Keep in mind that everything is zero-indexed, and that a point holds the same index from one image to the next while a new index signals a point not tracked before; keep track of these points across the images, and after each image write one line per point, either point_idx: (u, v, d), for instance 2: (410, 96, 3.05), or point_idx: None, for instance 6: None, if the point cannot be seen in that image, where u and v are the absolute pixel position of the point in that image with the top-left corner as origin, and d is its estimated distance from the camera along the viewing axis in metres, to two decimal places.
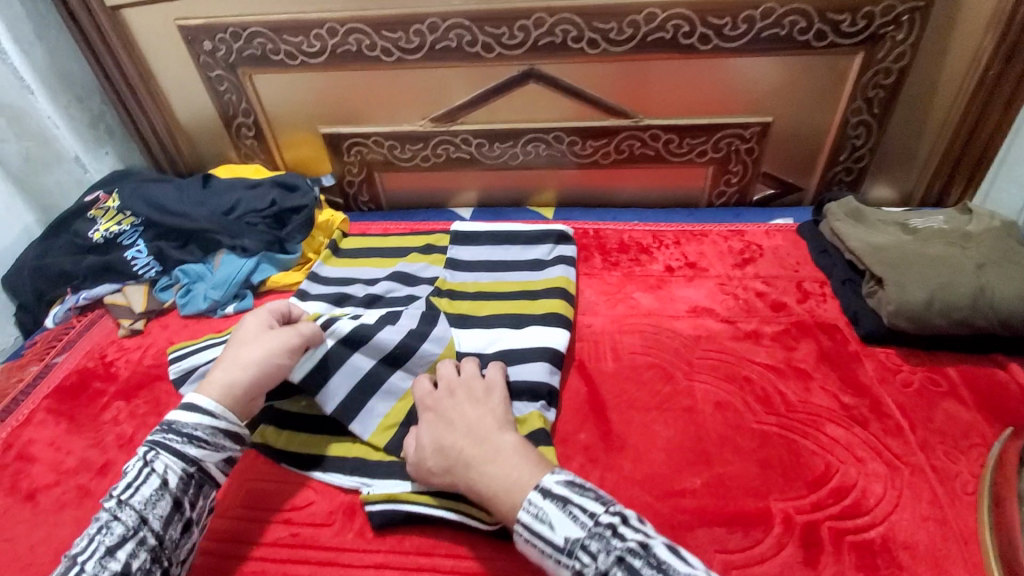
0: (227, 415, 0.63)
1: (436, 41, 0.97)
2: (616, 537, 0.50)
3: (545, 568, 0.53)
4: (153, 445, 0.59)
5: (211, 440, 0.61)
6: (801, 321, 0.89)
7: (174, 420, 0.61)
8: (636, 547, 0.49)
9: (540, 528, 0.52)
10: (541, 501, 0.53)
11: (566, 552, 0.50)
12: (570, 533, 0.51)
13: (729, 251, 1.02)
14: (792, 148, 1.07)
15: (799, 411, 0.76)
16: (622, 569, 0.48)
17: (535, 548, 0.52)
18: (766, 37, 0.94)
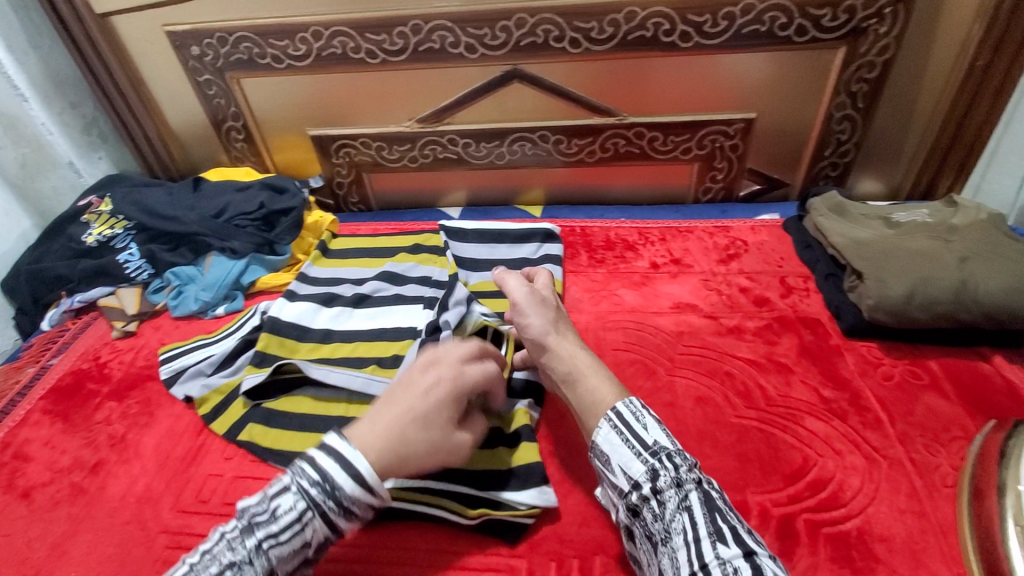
0: (381, 492, 0.52)
1: (419, 43, 0.98)
2: (700, 471, 0.56)
3: (610, 457, 0.58)
4: (312, 504, 0.50)
5: (360, 514, 0.53)
6: (784, 316, 0.90)
7: (332, 481, 0.51)
8: (713, 488, 0.55)
9: (634, 424, 0.59)
10: (642, 407, 0.60)
11: (651, 452, 0.56)
12: (661, 440, 0.57)
13: (714, 247, 1.03)
14: (777, 143, 1.08)
15: (779, 405, 0.77)
16: (698, 490, 0.54)
17: (619, 437, 0.58)
18: (747, 33, 0.94)
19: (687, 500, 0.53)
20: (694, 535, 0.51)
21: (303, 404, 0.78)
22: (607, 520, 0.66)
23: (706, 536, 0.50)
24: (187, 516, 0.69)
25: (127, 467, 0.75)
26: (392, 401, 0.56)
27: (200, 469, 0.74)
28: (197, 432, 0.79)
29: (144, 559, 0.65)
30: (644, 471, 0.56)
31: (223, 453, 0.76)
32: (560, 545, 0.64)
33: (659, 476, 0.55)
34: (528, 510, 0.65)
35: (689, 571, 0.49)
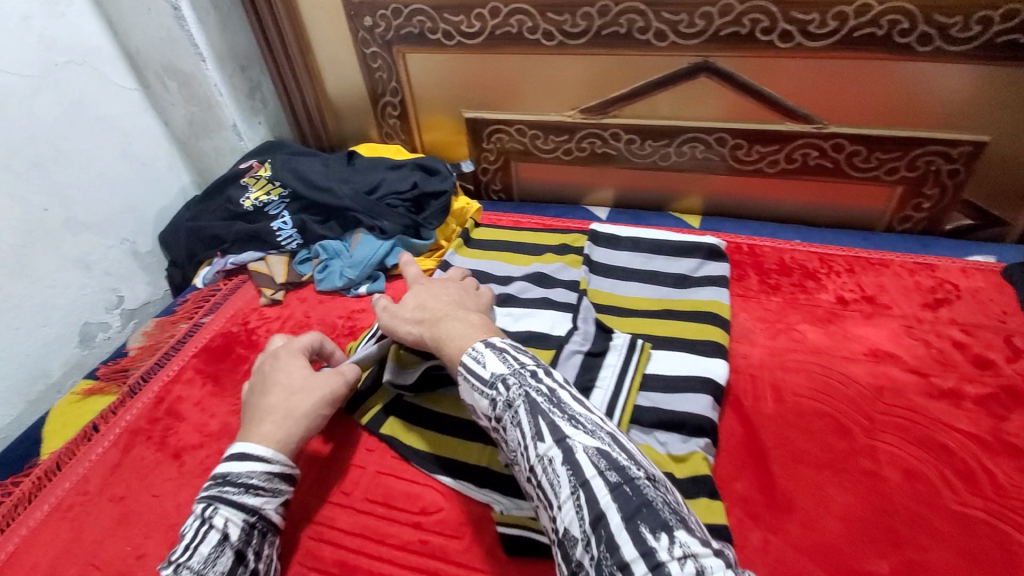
0: (282, 459, 0.58)
1: (603, 26, 0.89)
2: (534, 376, 0.51)
3: (466, 401, 0.54)
4: (208, 500, 0.54)
5: (269, 486, 0.57)
6: (1014, 386, 0.74)
7: (226, 473, 0.56)
8: (545, 388, 0.50)
9: (473, 366, 0.53)
10: (481, 348, 0.54)
11: (489, 384, 0.51)
12: (496, 370, 0.52)
13: (916, 287, 0.87)
14: (1011, 175, 0.89)
15: (1014, 498, 0.63)
16: (524, 398, 0.49)
17: (464, 384, 0.53)
18: (1003, 44, 0.78)
19: (517, 417, 0.49)
20: (526, 448, 0.48)
21: (450, 404, 0.73)
22: None
23: (530, 442, 0.48)
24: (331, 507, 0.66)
25: None
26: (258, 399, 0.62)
27: (343, 458, 0.71)
28: (341, 416, 0.76)
29: (287, 547, 0.63)
30: (490, 406, 0.51)
31: (366, 444, 0.73)
32: None
33: (496, 404, 0.51)
34: None
35: (531, 478, 0.48)
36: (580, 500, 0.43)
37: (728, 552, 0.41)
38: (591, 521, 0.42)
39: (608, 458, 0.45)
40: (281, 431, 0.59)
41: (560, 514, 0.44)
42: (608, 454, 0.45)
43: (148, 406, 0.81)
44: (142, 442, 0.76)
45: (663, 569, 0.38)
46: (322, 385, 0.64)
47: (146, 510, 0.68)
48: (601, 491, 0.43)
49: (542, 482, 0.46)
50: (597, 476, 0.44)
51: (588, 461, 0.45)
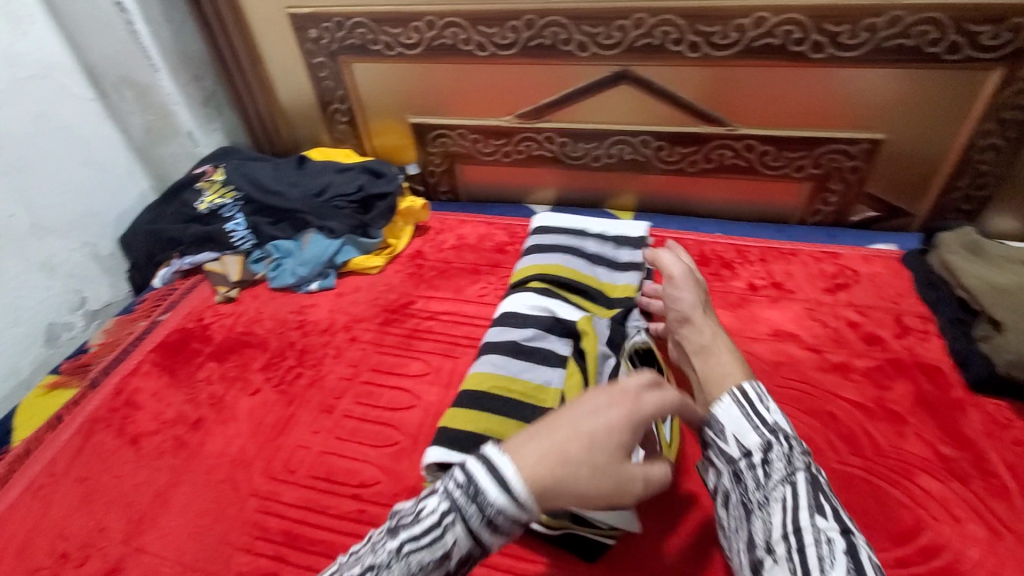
0: (532, 508, 0.44)
1: (530, 38, 0.97)
2: (806, 455, 0.56)
3: (724, 427, 0.59)
4: (453, 506, 0.46)
5: (506, 527, 0.45)
6: (898, 359, 0.81)
7: (476, 485, 0.45)
8: (820, 472, 0.55)
9: (757, 405, 0.59)
10: (762, 388, 0.61)
11: (770, 429, 0.56)
12: (779, 421, 0.57)
13: (820, 273, 0.96)
14: (904, 169, 0.98)
15: (889, 457, 0.70)
16: (808, 471, 0.54)
17: (739, 411, 0.59)
18: (890, 48, 0.86)
19: (795, 477, 0.53)
20: (796, 508, 0.51)
21: None
22: (689, 554, 0.62)
23: (806, 509, 0.51)
24: (275, 483, 0.71)
25: (223, 427, 0.79)
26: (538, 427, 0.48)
27: (288, 439, 0.77)
28: (289, 402, 0.81)
29: (233, 518, 0.68)
30: (759, 444, 0.56)
31: (311, 426, 0.78)
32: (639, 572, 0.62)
33: (769, 447, 0.55)
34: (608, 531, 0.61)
35: (781, 537, 0.50)
36: None
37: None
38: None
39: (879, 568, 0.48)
40: (552, 478, 0.44)
41: None
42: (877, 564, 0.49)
43: (106, 397, 0.85)
44: (101, 430, 0.80)
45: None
46: (624, 476, 0.49)
47: (104, 490, 0.73)
48: None
49: (807, 552, 0.48)
50: None
51: (869, 560, 0.48)
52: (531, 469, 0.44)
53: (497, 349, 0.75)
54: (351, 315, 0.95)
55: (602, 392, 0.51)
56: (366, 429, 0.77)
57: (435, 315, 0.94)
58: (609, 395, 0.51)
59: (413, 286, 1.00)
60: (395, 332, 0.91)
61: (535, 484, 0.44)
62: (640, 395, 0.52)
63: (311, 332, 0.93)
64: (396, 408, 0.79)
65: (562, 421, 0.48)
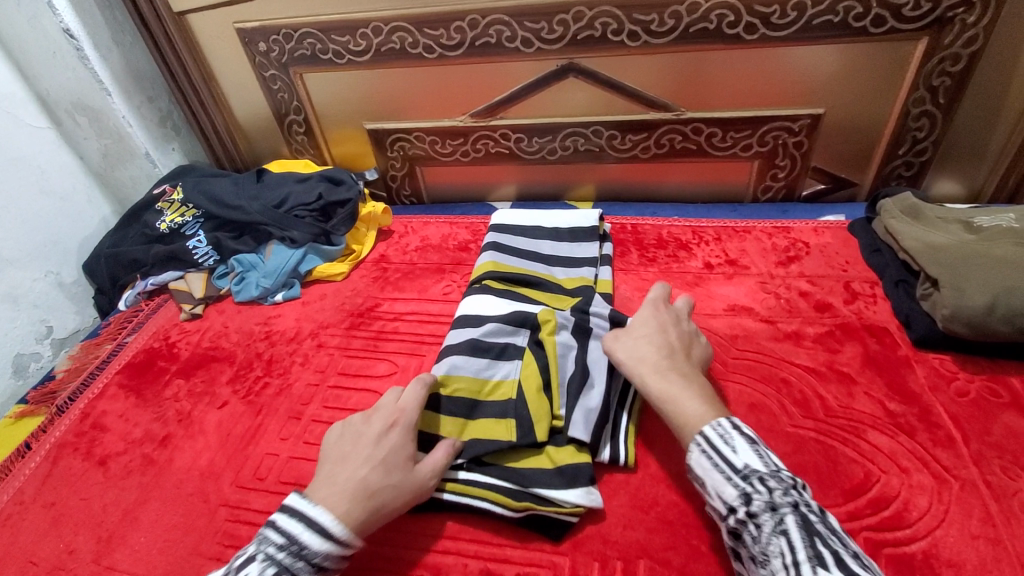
0: (351, 543, 0.57)
1: (476, 37, 0.98)
2: (796, 490, 0.54)
3: (703, 480, 0.58)
4: (280, 568, 0.54)
5: (330, 567, 0.56)
6: (847, 323, 0.84)
7: (297, 541, 0.55)
8: (813, 510, 0.53)
9: (724, 449, 0.57)
10: (731, 428, 0.59)
11: (743, 475, 0.55)
12: (752, 464, 0.56)
13: (773, 248, 0.99)
14: (845, 140, 1.02)
15: (840, 417, 0.73)
16: (796, 514, 0.52)
17: (708, 461, 0.57)
18: (818, 25, 0.89)
19: (784, 524, 0.51)
20: (792, 560, 0.49)
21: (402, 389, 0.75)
22: (651, 525, 0.64)
23: (806, 562, 0.49)
24: (246, 491, 0.72)
25: (192, 441, 0.79)
26: (345, 457, 0.62)
27: (257, 447, 0.77)
28: (257, 412, 0.82)
29: (205, 528, 0.69)
30: (738, 496, 0.55)
31: (280, 434, 0.79)
32: (603, 546, 0.63)
33: (751, 498, 0.54)
34: (572, 509, 0.64)
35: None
36: None
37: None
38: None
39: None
40: (345, 506, 0.58)
41: None
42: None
43: (73, 422, 0.85)
44: (69, 454, 0.80)
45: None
46: (419, 473, 0.63)
47: (74, 513, 0.73)
48: None
49: None
50: None
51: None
52: (330, 502, 0.58)
53: (458, 348, 0.78)
54: (318, 322, 0.96)
55: (378, 420, 0.65)
56: None
57: (401, 316, 0.95)
58: (387, 418, 0.66)
59: (378, 289, 1.01)
60: (361, 335, 0.92)
61: (336, 516, 0.57)
62: (403, 406, 0.67)
63: (277, 342, 0.93)
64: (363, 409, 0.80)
65: (356, 456, 0.62)
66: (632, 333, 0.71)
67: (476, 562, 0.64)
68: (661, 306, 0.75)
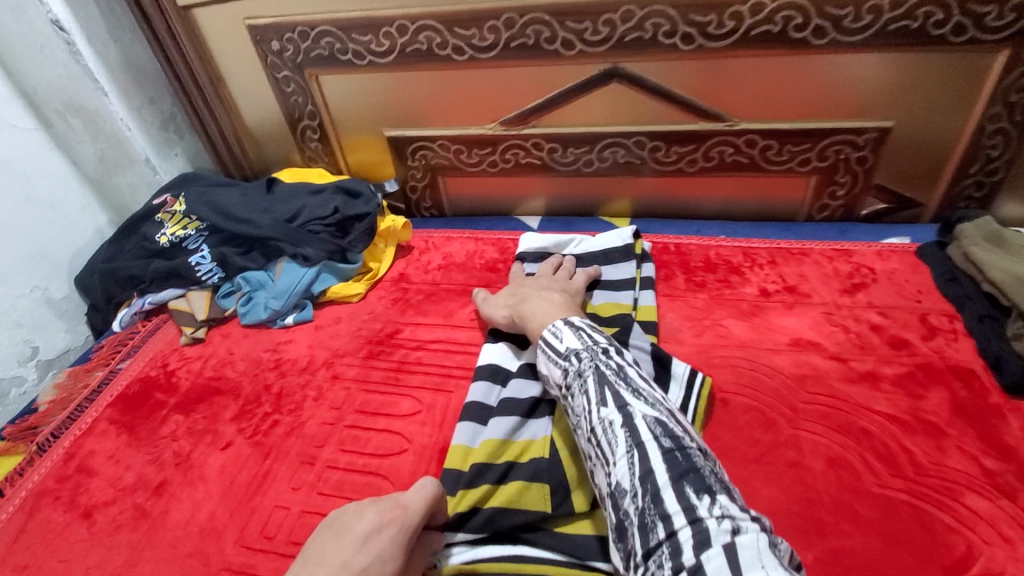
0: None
1: (511, 38, 0.89)
2: (605, 354, 0.57)
3: (544, 374, 0.63)
4: None
5: None
6: (930, 363, 0.75)
7: None
8: (614, 363, 0.56)
9: (552, 341, 0.62)
10: (560, 325, 0.63)
11: (564, 356, 0.59)
12: (571, 344, 0.60)
13: (835, 274, 0.90)
14: (911, 158, 0.93)
15: (931, 475, 0.64)
16: (595, 369, 0.56)
17: (543, 355, 0.62)
18: (894, 31, 0.80)
19: (586, 385, 0.55)
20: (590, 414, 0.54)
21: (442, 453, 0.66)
22: None
23: (596, 408, 0.54)
24: (251, 554, 0.63)
25: (190, 490, 0.70)
26: (320, 558, 0.48)
27: (264, 499, 0.68)
28: (265, 456, 0.73)
29: None
30: (560, 375, 0.59)
31: (290, 483, 0.69)
32: None
33: (568, 372, 0.58)
34: None
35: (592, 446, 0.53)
36: (634, 457, 0.49)
37: (731, 493, 0.46)
38: (643, 477, 0.47)
39: (664, 428, 0.50)
40: None
41: (614, 469, 0.50)
42: (664, 425, 0.51)
43: (57, 464, 0.76)
44: (49, 504, 0.71)
45: (702, 526, 0.43)
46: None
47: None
48: (655, 454, 0.48)
49: (601, 441, 0.52)
50: (653, 440, 0.49)
51: (646, 428, 0.50)
52: None
53: (491, 409, 0.70)
54: (332, 350, 0.87)
55: (371, 513, 0.51)
56: (353, 481, 0.69)
57: (424, 344, 0.86)
58: (384, 509, 0.51)
59: (398, 312, 0.92)
60: (381, 367, 0.83)
61: None
62: (407, 503, 0.53)
63: (288, 372, 0.84)
64: (385, 455, 0.71)
65: (332, 560, 0.47)
66: (507, 292, 0.80)
67: None
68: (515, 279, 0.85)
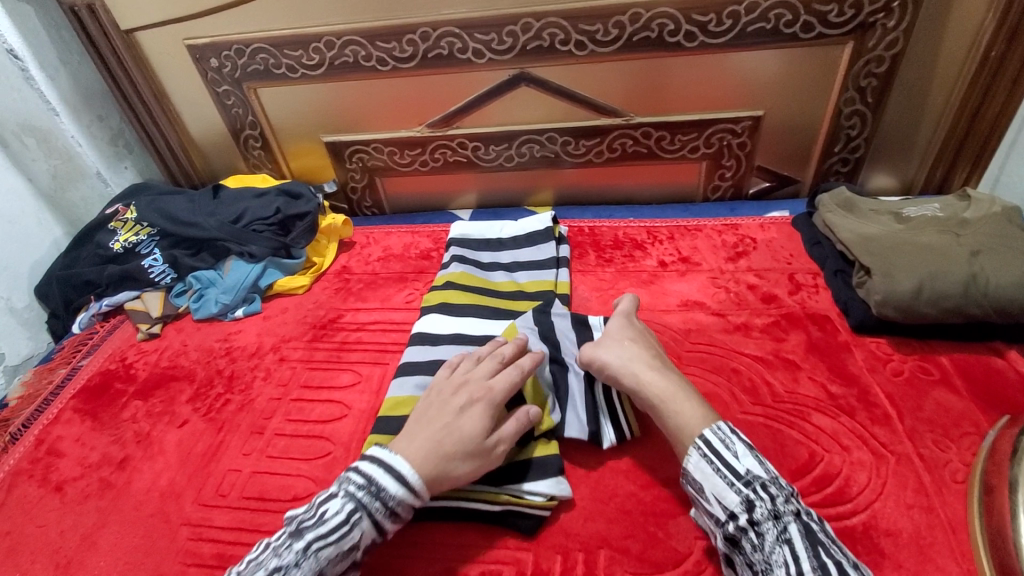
0: (422, 494, 0.60)
1: (428, 49, 1.00)
2: (796, 502, 0.57)
3: (705, 488, 0.60)
4: (358, 504, 0.58)
5: (403, 515, 0.60)
6: (792, 313, 0.89)
7: (377, 483, 0.59)
8: (813, 522, 0.56)
9: (727, 454, 0.60)
10: (729, 432, 0.62)
11: (746, 482, 0.58)
12: (754, 470, 0.59)
13: (722, 245, 1.03)
14: (786, 140, 1.07)
15: (786, 402, 0.76)
16: (795, 520, 0.55)
17: (710, 465, 0.60)
18: (753, 32, 0.94)
19: (787, 532, 0.54)
20: (798, 569, 0.51)
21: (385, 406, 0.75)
22: (611, 515, 0.66)
23: (810, 570, 0.51)
24: (208, 509, 0.71)
25: (151, 462, 0.78)
26: (427, 420, 0.64)
27: (218, 464, 0.77)
28: (218, 429, 0.81)
29: (168, 547, 0.68)
30: (740, 501, 0.57)
31: (242, 449, 0.78)
32: (565, 539, 0.65)
33: (757, 505, 0.56)
34: (544, 501, 0.66)
35: None
36: None
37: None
38: None
39: None
40: (416, 459, 0.61)
41: None
42: None
43: (28, 449, 0.83)
44: (24, 481, 0.79)
45: None
46: (489, 445, 0.63)
47: (30, 540, 0.71)
48: None
49: None
50: None
51: None
52: (407, 452, 0.61)
53: (423, 368, 0.79)
54: (279, 336, 0.96)
55: (462, 390, 0.67)
56: (298, 444, 0.78)
57: (364, 326, 0.96)
58: (469, 388, 0.66)
59: (340, 300, 1.02)
60: (323, 347, 0.93)
61: (415, 468, 0.60)
62: (492, 383, 0.67)
63: (238, 357, 0.93)
64: (327, 420, 0.80)
65: (438, 421, 0.64)
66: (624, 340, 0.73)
67: (442, 563, 0.65)
68: (610, 331, 0.75)
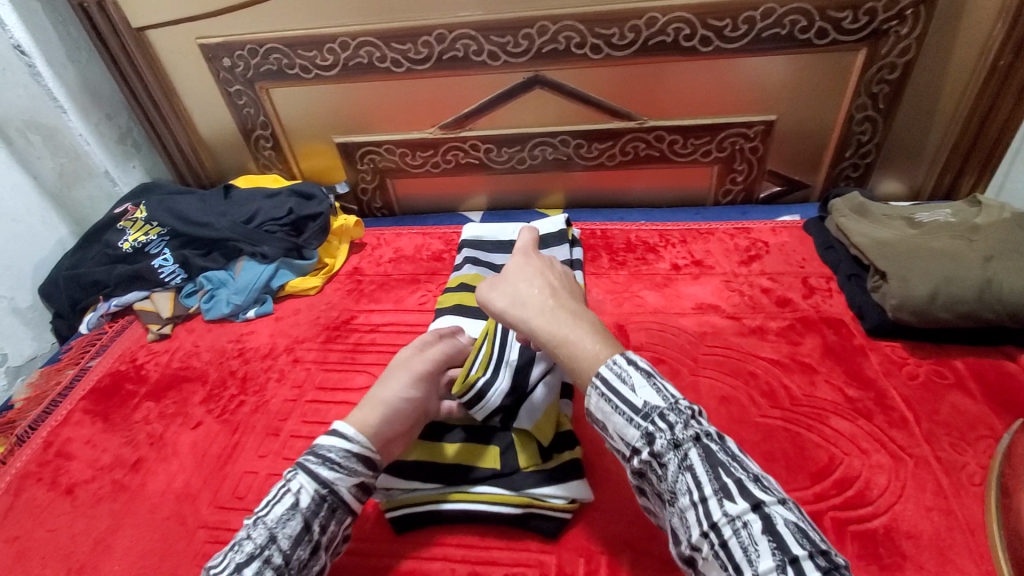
0: (360, 440, 0.61)
1: (443, 51, 1.00)
2: (697, 421, 0.52)
3: (606, 425, 0.55)
4: (294, 466, 0.59)
5: (344, 464, 0.59)
6: (807, 316, 0.89)
7: (314, 444, 0.60)
8: (716, 439, 0.51)
9: (621, 389, 0.54)
10: (625, 364, 0.55)
11: (643, 416, 0.52)
12: (651, 401, 0.53)
13: (735, 248, 1.03)
14: (798, 145, 1.08)
15: (804, 405, 0.77)
16: (697, 446, 0.50)
17: (608, 405, 0.54)
18: (767, 37, 0.95)
19: (688, 459, 0.50)
20: (699, 497, 0.48)
21: None
22: (633, 518, 0.66)
23: (712, 496, 0.48)
24: (225, 512, 0.71)
25: (165, 464, 0.77)
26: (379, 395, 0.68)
27: (233, 466, 0.76)
28: (232, 430, 0.81)
29: (184, 551, 0.67)
30: (640, 437, 0.52)
31: (257, 451, 0.77)
32: (588, 542, 0.65)
33: (658, 439, 0.51)
34: (566, 504, 0.66)
35: (702, 532, 0.48)
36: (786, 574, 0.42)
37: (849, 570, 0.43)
38: None
39: (810, 538, 0.45)
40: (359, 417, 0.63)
41: None
42: (808, 533, 0.45)
43: (38, 450, 0.82)
44: (35, 484, 0.78)
45: None
46: (413, 396, 0.66)
47: (42, 544, 0.70)
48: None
49: (729, 543, 0.46)
50: (807, 555, 0.43)
51: (791, 535, 0.45)
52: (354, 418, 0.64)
53: None
54: (292, 337, 0.95)
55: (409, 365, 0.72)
56: None
57: (377, 327, 0.95)
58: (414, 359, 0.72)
59: (353, 301, 1.01)
60: (337, 349, 0.92)
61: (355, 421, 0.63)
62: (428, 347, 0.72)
63: (251, 358, 0.92)
64: None
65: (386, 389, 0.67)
66: (517, 281, 0.64)
67: (464, 567, 0.64)
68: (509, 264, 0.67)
